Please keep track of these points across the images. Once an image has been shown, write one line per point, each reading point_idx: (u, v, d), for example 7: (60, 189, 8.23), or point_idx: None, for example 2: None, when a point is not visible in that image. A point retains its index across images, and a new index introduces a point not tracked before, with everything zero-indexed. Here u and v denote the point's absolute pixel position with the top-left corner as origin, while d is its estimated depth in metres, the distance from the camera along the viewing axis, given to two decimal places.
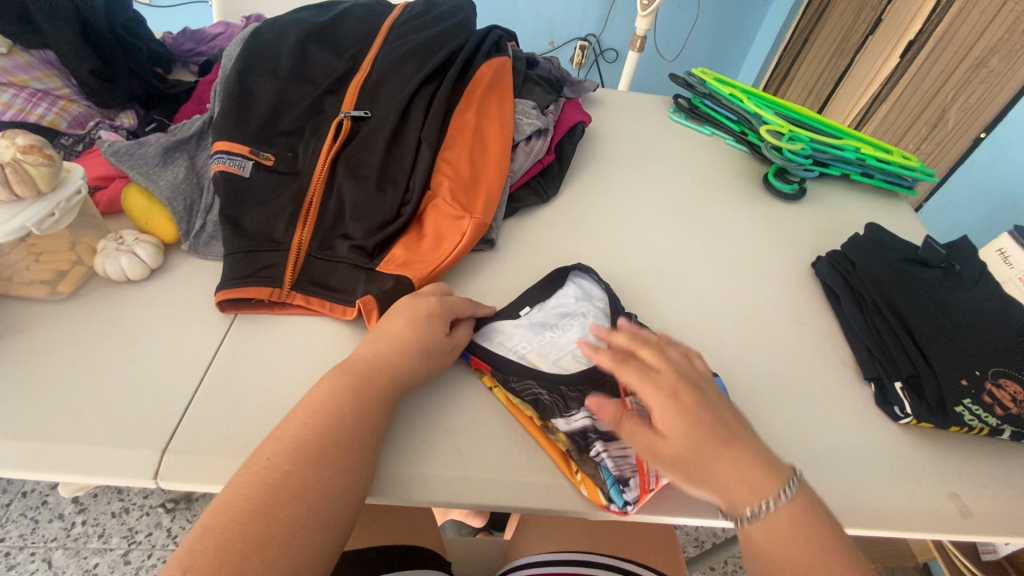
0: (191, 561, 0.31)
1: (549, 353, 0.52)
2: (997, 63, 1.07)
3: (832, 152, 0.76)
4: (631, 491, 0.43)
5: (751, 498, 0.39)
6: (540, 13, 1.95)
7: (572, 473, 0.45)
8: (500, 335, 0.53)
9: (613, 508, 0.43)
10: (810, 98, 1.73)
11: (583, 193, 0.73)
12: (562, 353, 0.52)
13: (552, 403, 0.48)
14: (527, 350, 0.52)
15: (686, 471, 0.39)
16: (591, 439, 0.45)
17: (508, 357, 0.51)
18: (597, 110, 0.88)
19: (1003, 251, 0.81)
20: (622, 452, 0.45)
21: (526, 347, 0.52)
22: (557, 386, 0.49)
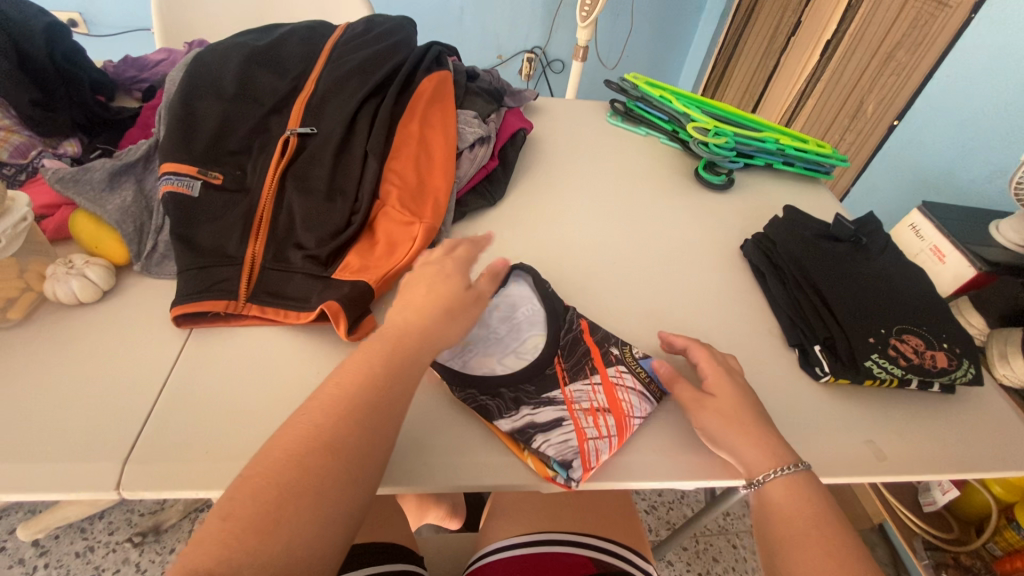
0: (232, 509, 0.32)
1: (492, 354, 0.54)
2: (903, 55, 1.17)
3: (755, 144, 0.82)
4: (575, 470, 0.46)
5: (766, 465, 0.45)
6: (485, 28, 2.00)
7: (519, 453, 0.48)
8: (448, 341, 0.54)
9: (558, 481, 0.46)
10: (746, 97, 1.84)
11: (529, 195, 0.77)
12: (505, 354, 0.54)
13: (497, 396, 0.50)
14: (471, 356, 0.54)
15: (722, 426, 0.47)
16: (531, 430, 0.48)
17: (453, 366, 0.52)
18: (539, 118, 0.93)
19: (916, 226, 0.89)
20: (563, 438, 0.47)
21: (473, 346, 0.54)
22: (497, 389, 0.51)
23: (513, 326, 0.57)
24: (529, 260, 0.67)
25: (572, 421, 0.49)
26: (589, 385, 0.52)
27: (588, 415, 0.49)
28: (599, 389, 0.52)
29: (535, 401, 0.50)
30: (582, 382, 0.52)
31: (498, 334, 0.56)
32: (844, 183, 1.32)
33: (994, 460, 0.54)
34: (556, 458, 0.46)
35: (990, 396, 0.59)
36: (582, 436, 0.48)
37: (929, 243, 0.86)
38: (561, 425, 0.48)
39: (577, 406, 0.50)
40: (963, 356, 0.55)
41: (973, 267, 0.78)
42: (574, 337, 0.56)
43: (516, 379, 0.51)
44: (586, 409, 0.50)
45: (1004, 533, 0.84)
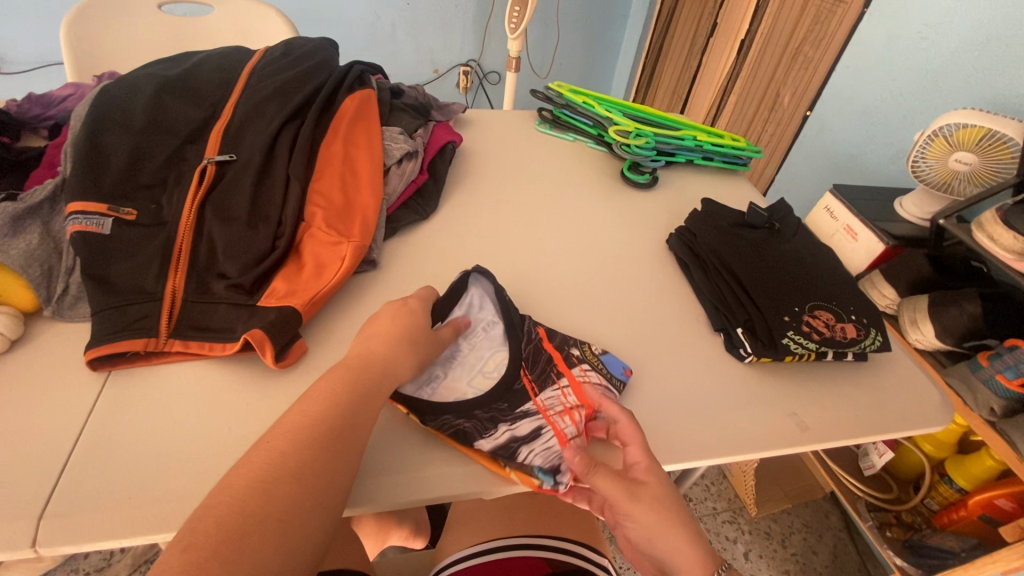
0: (193, 539, 0.32)
1: (461, 376, 0.54)
2: (810, 49, 1.25)
3: (674, 143, 0.87)
4: (563, 474, 0.47)
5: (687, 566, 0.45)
6: (419, 44, 2.01)
7: (502, 472, 0.48)
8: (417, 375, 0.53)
9: (546, 488, 0.47)
10: (675, 96, 1.92)
11: (460, 206, 0.78)
12: (473, 374, 0.54)
13: (473, 417, 0.50)
14: (441, 381, 0.53)
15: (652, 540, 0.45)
16: (514, 445, 0.49)
17: (423, 395, 0.51)
18: (469, 130, 0.95)
19: (829, 208, 0.95)
20: (546, 446, 0.49)
21: (444, 373, 0.54)
22: (471, 410, 0.51)
23: (474, 345, 0.57)
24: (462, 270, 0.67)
25: (551, 428, 0.50)
26: (557, 390, 0.53)
27: (563, 417, 0.51)
28: (568, 391, 0.53)
29: (511, 417, 0.51)
30: (551, 388, 0.53)
31: (463, 355, 0.56)
32: (769, 172, 1.39)
33: (904, 421, 0.58)
34: (542, 467, 0.47)
35: (897, 362, 0.64)
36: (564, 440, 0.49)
37: (842, 224, 0.92)
38: (541, 434, 0.49)
39: (551, 412, 0.51)
40: (870, 326, 0.59)
41: (881, 242, 0.83)
42: (535, 346, 0.56)
43: (489, 399, 0.51)
44: (560, 413, 0.51)
45: (938, 488, 0.91)
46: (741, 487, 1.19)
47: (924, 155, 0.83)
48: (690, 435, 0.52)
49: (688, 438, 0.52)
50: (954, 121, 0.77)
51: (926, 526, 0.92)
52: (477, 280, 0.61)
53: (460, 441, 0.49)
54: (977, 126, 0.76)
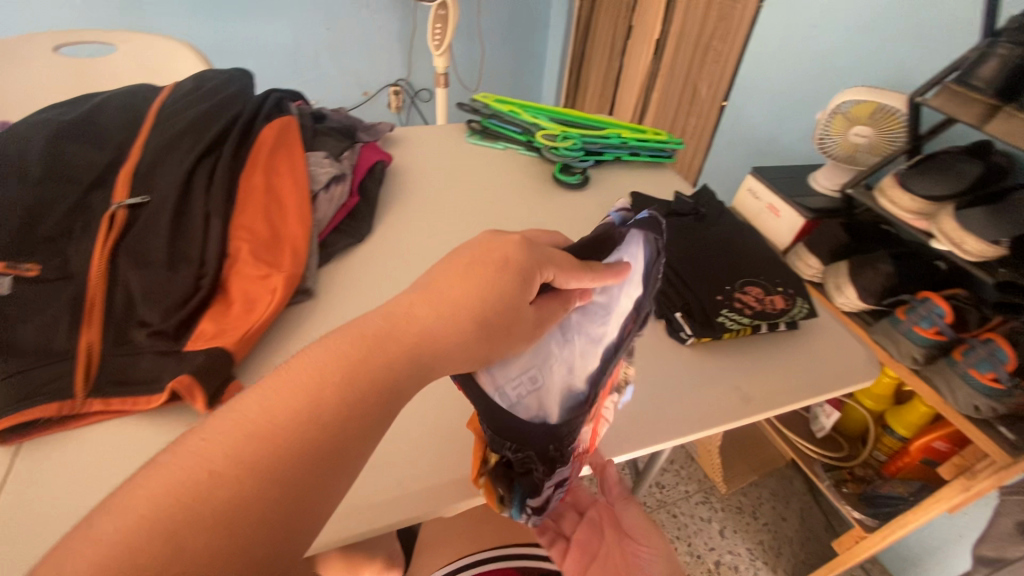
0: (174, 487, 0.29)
1: (549, 391, 0.47)
2: (718, 44, 1.32)
3: (601, 142, 0.90)
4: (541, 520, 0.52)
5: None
6: (345, 67, 1.99)
7: (477, 476, 0.49)
8: (502, 372, 0.45)
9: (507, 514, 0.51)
10: (603, 98, 1.97)
11: (396, 224, 0.77)
12: (558, 387, 0.47)
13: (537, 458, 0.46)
14: (531, 389, 0.46)
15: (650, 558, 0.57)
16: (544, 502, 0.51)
17: (500, 406, 0.45)
18: (399, 148, 0.94)
19: (753, 189, 1.00)
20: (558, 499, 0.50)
21: (533, 377, 0.46)
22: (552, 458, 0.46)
23: (589, 338, 0.46)
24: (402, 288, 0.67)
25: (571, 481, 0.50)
26: (594, 433, 0.48)
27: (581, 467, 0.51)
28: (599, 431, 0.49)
29: (562, 461, 0.47)
30: (591, 430, 0.47)
31: (575, 354, 0.47)
32: (697, 162, 1.46)
33: (835, 381, 0.61)
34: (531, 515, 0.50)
35: (824, 326, 0.67)
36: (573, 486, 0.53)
37: (765, 203, 0.97)
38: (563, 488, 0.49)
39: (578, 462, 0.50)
40: (797, 295, 0.63)
41: (801, 217, 0.89)
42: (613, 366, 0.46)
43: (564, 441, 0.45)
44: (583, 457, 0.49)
45: (883, 440, 0.96)
46: (709, 466, 1.22)
47: (828, 132, 0.89)
48: (641, 424, 0.53)
49: (640, 426, 0.53)
50: (849, 99, 0.84)
51: (876, 477, 0.97)
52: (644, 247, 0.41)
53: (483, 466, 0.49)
54: (868, 102, 0.83)
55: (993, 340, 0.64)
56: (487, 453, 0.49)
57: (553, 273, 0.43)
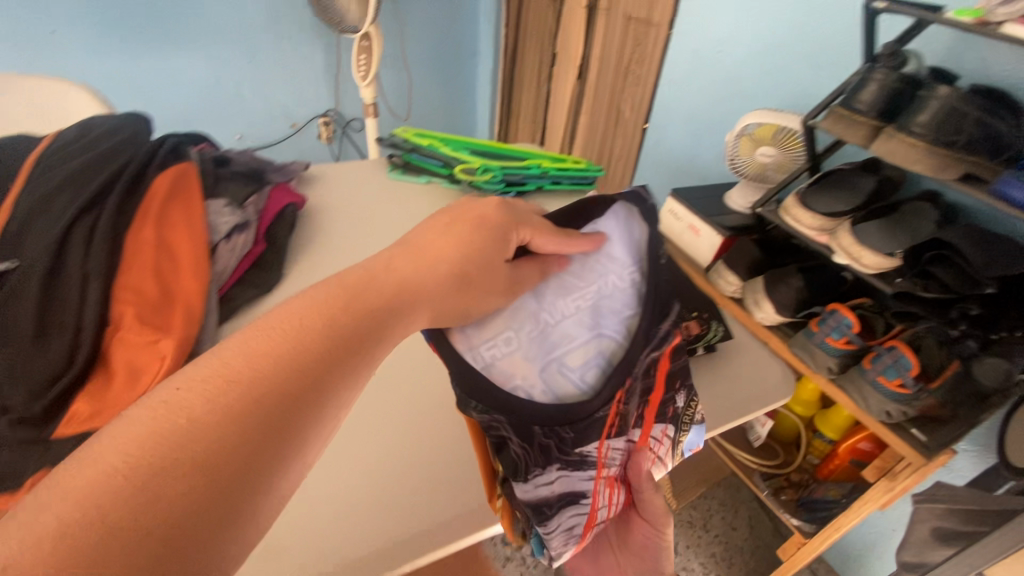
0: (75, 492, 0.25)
1: (534, 359, 0.47)
2: (636, 69, 1.37)
3: (521, 173, 0.90)
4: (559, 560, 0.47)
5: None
6: (270, 99, 1.93)
7: (493, 499, 0.49)
8: (479, 334, 0.46)
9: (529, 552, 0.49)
10: (535, 121, 2.00)
11: (309, 271, 0.73)
12: (546, 361, 0.47)
13: (523, 441, 0.44)
14: (509, 353, 0.47)
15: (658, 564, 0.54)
16: (548, 511, 0.45)
17: (479, 368, 0.45)
18: (316, 188, 0.91)
19: (673, 210, 1.03)
20: (573, 519, 0.47)
21: (509, 345, 0.47)
22: (527, 426, 0.44)
23: (567, 305, 0.50)
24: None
25: (589, 500, 0.48)
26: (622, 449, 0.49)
27: (606, 489, 0.49)
28: (629, 452, 0.50)
29: (569, 458, 0.46)
30: (622, 443, 0.49)
31: (551, 326, 0.49)
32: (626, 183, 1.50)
33: (753, 403, 0.62)
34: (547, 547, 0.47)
35: (742, 346, 0.69)
36: (595, 503, 0.49)
37: (686, 223, 1.00)
38: (578, 504, 0.47)
39: (604, 476, 0.49)
40: (710, 319, 0.65)
41: (720, 235, 0.92)
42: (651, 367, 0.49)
43: (566, 415, 0.44)
44: (607, 480, 0.49)
45: (814, 444, 0.99)
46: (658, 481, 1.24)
47: (737, 153, 0.94)
48: None
49: None
50: (753, 121, 0.88)
51: (812, 481, 1.00)
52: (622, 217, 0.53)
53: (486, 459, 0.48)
54: (770, 124, 0.87)
55: (895, 347, 0.67)
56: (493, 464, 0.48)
57: (529, 233, 0.50)
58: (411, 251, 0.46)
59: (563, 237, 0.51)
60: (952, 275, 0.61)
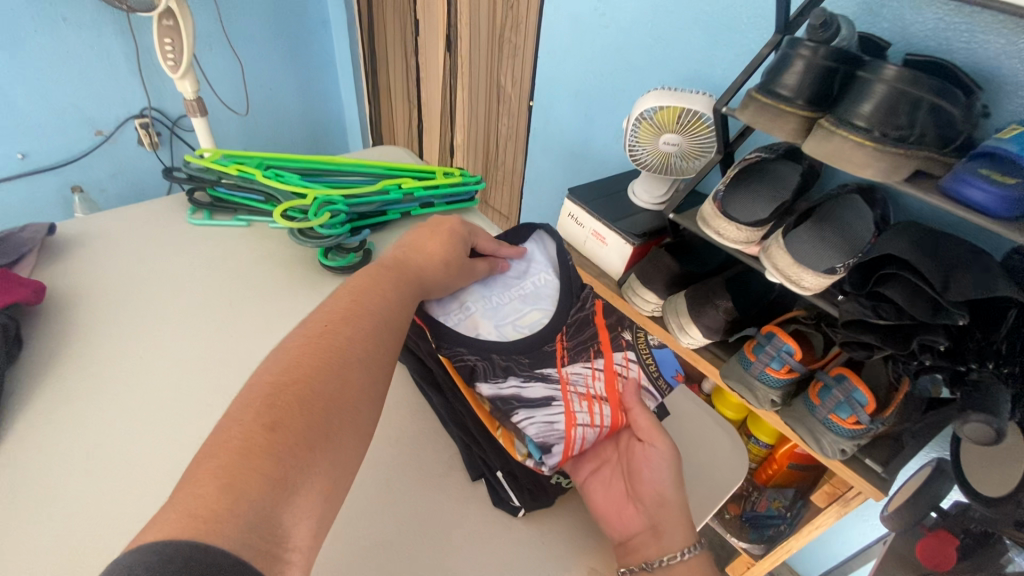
0: None
1: (492, 319, 0.57)
2: (511, 34, 1.16)
3: (375, 200, 0.70)
4: (554, 455, 0.47)
5: (682, 540, 0.45)
6: (55, 103, 1.49)
7: (493, 429, 0.50)
8: (447, 308, 0.58)
9: (529, 463, 0.48)
10: (406, 97, 1.73)
11: (64, 424, 0.51)
12: (503, 324, 0.57)
13: (486, 359, 0.52)
14: (473, 313, 0.58)
15: (660, 498, 0.47)
16: (514, 403, 0.49)
17: (448, 326, 0.55)
18: (81, 269, 0.65)
19: (573, 215, 0.86)
20: (547, 420, 0.48)
21: (473, 308, 0.59)
22: (488, 353, 0.53)
23: (517, 285, 0.62)
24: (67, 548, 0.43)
25: (562, 404, 0.50)
26: (588, 368, 0.53)
27: (581, 400, 0.50)
28: (598, 375, 0.52)
29: (525, 374, 0.52)
30: (582, 365, 0.53)
31: (501, 303, 0.59)
32: (519, 166, 1.33)
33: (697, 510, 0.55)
34: (535, 437, 0.47)
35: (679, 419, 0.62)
36: (571, 416, 0.49)
37: (589, 230, 0.84)
38: (549, 404, 0.49)
39: (573, 389, 0.51)
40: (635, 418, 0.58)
41: (629, 243, 0.77)
42: (582, 319, 0.57)
43: (512, 350, 0.53)
44: (580, 394, 0.51)
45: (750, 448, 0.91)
46: None
47: (637, 141, 0.77)
48: None
49: None
50: (651, 105, 0.71)
51: (752, 490, 0.92)
52: (541, 237, 0.67)
53: (466, 376, 0.51)
54: (671, 107, 0.70)
55: (846, 378, 0.58)
56: (481, 404, 0.51)
57: (480, 243, 0.64)
58: (413, 248, 0.60)
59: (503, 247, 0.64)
60: (906, 294, 0.50)
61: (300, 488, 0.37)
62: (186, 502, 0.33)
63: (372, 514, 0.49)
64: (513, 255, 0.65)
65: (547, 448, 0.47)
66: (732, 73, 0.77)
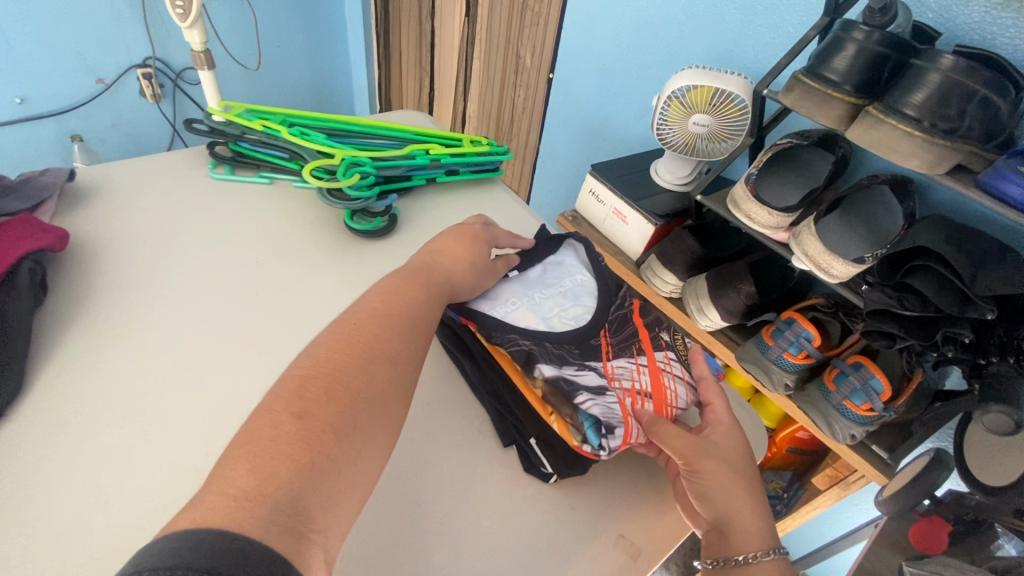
0: None
1: (538, 312, 0.58)
2: (534, 3, 1.13)
3: (403, 165, 0.69)
4: (614, 440, 0.49)
5: (755, 543, 0.43)
6: (54, 46, 1.43)
7: (547, 414, 0.52)
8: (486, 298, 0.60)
9: (586, 448, 0.49)
10: (418, 63, 1.69)
11: (92, 372, 0.50)
12: (550, 316, 0.58)
13: (540, 347, 0.54)
14: (517, 308, 0.58)
15: (714, 499, 0.46)
16: (577, 388, 0.51)
17: (493, 317, 0.57)
18: (101, 219, 0.64)
19: (594, 191, 0.86)
20: (606, 406, 0.50)
21: (514, 302, 0.59)
22: (540, 340, 0.55)
23: (555, 281, 0.63)
24: (106, 494, 0.43)
25: (616, 395, 0.52)
26: (635, 363, 0.55)
27: (628, 394, 0.52)
28: (644, 369, 0.55)
29: (579, 364, 0.54)
30: (628, 359, 0.55)
31: (542, 298, 0.60)
32: (534, 141, 1.32)
33: None
34: (595, 421, 0.50)
35: None
36: (625, 406, 0.51)
37: (610, 208, 0.84)
38: (605, 392, 0.52)
39: (620, 383, 0.53)
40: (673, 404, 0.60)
41: (651, 223, 0.77)
42: (623, 316, 0.60)
43: (565, 340, 0.55)
44: (627, 390, 0.52)
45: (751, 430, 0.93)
46: None
47: (666, 121, 0.75)
48: None
49: None
50: (683, 83, 0.70)
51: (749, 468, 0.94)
52: (573, 247, 0.67)
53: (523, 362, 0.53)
54: (704, 86, 0.69)
55: (863, 366, 0.59)
56: (535, 389, 0.53)
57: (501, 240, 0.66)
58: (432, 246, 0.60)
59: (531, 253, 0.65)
60: (934, 286, 0.50)
61: (346, 444, 0.37)
62: (233, 474, 0.32)
63: (401, 474, 0.50)
64: (546, 253, 0.66)
65: (609, 429, 0.50)
66: (767, 53, 0.75)
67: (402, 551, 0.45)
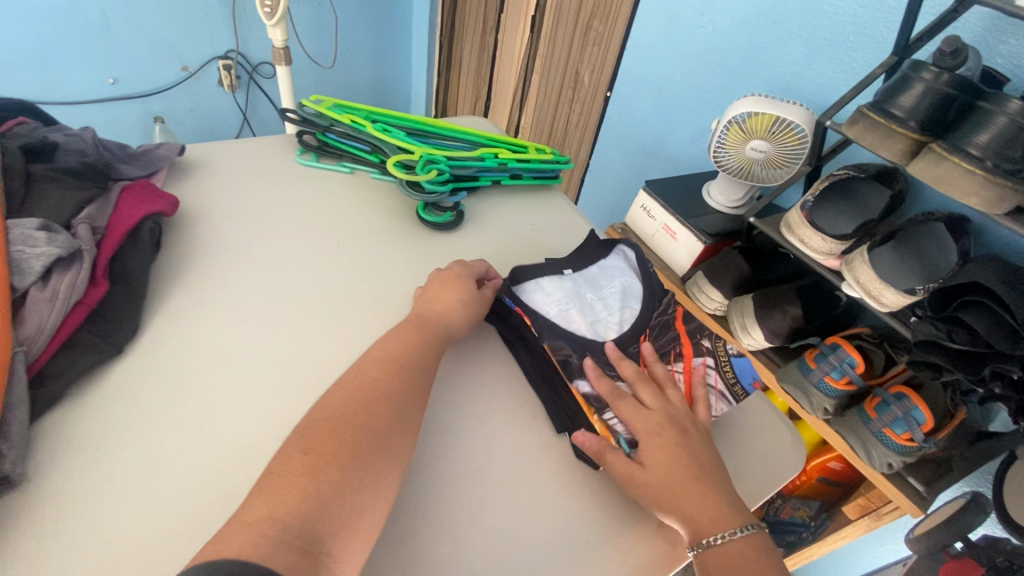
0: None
1: (585, 315, 0.66)
2: (599, 24, 1.17)
3: (473, 166, 0.75)
4: None
5: (715, 528, 0.46)
6: (149, 34, 1.56)
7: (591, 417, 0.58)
8: (539, 295, 0.66)
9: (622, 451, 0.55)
10: (477, 72, 1.76)
11: (192, 324, 0.56)
12: (595, 321, 0.66)
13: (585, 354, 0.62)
14: (567, 309, 0.65)
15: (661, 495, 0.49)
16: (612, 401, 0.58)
17: (548, 317, 0.64)
18: (203, 192, 0.70)
19: (646, 207, 0.89)
20: None
21: (565, 303, 0.66)
22: (584, 348, 0.63)
23: (600, 285, 0.70)
24: (201, 431, 0.49)
25: None
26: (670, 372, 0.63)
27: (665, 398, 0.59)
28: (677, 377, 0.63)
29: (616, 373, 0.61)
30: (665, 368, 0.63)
31: (590, 300, 0.67)
32: (585, 155, 1.35)
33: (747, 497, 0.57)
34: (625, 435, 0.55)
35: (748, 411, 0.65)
36: None
37: (660, 223, 0.87)
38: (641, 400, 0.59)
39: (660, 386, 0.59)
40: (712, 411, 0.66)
41: (701, 241, 0.80)
42: (662, 326, 0.68)
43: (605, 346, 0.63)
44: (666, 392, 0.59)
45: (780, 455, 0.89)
46: None
47: (723, 144, 0.78)
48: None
49: None
50: (745, 110, 0.73)
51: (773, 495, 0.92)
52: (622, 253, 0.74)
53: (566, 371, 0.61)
54: (765, 114, 0.72)
55: (906, 396, 0.61)
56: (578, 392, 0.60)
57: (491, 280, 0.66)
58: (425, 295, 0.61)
59: (582, 254, 0.72)
60: (986, 323, 0.51)
61: None
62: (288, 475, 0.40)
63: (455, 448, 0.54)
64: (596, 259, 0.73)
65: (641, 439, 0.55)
66: (830, 87, 0.78)
67: (454, 516, 0.49)
